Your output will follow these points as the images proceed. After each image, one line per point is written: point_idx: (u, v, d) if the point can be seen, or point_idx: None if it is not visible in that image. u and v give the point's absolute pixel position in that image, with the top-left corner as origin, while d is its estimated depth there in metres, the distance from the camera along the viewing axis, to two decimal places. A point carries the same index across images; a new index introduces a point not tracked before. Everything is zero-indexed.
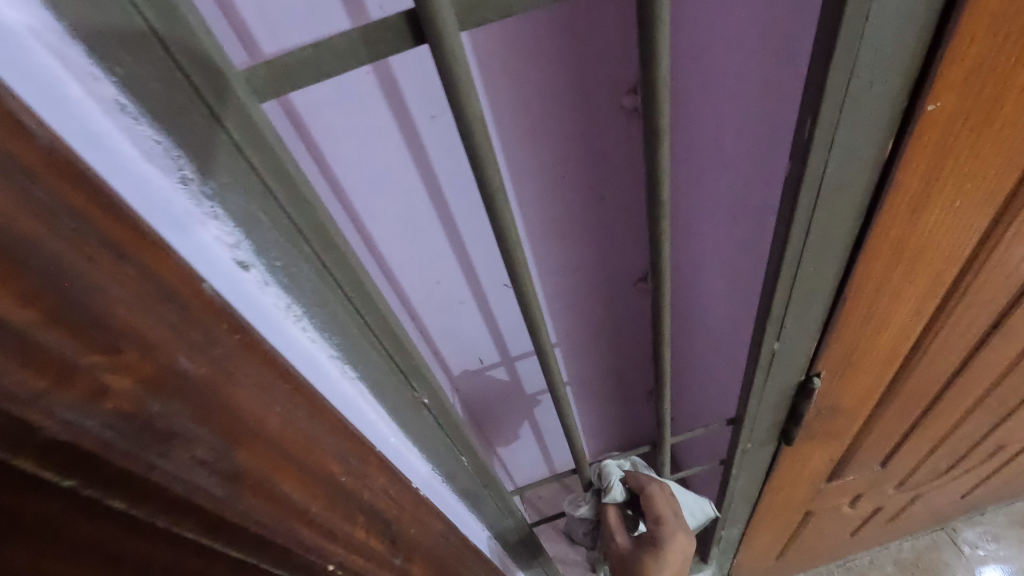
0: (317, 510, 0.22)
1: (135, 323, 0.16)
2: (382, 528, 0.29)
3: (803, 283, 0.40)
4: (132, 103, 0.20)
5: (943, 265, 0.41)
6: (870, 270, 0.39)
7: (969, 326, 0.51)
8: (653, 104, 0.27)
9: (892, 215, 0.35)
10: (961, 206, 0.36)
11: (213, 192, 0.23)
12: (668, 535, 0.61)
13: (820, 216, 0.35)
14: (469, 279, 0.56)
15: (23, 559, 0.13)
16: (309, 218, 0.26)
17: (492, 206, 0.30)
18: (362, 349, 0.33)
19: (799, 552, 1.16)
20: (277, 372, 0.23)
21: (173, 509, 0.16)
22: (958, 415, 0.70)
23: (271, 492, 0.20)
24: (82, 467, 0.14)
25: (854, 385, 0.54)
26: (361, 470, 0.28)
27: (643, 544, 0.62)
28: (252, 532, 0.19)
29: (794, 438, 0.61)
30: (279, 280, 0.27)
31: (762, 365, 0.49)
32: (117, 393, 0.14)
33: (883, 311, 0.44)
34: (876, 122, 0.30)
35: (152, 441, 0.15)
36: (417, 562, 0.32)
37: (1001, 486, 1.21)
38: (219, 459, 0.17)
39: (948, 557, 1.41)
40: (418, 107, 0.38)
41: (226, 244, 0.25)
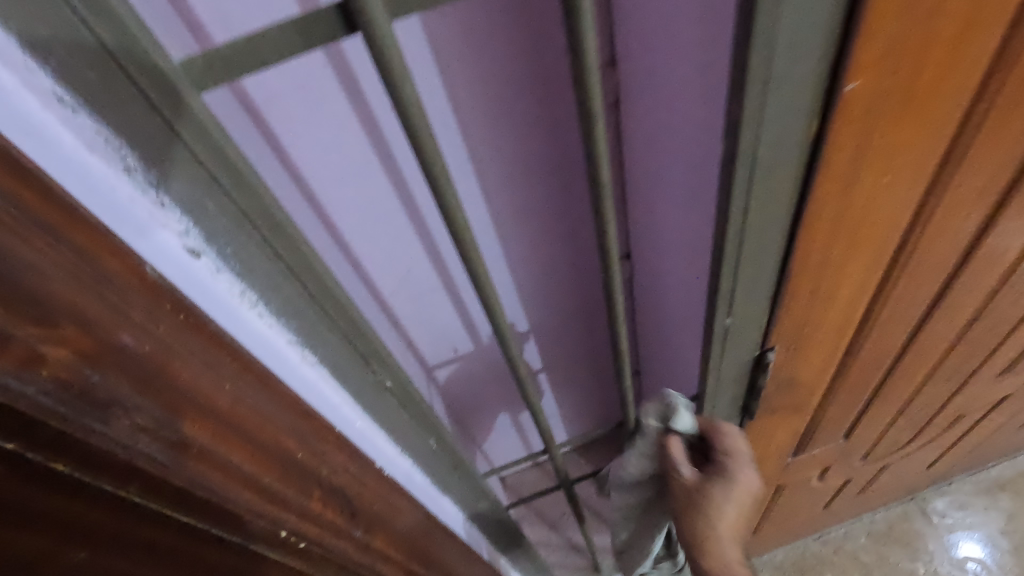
0: (269, 481, 0.24)
1: (71, 298, 0.16)
2: (340, 502, 0.30)
3: (748, 260, 0.42)
4: (69, 94, 0.21)
5: (883, 237, 0.44)
6: (811, 245, 0.41)
7: (914, 296, 0.53)
8: (587, 88, 0.28)
9: (826, 190, 0.37)
10: (891, 180, 0.38)
11: (158, 180, 0.24)
12: (739, 467, 0.60)
13: (757, 193, 0.36)
14: (437, 269, 0.57)
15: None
16: (257, 206, 0.27)
17: (440, 191, 0.31)
18: (320, 334, 0.34)
19: (775, 526, 1.19)
20: (226, 351, 0.24)
21: (115, 474, 0.18)
22: (913, 385, 0.73)
23: (219, 461, 0.21)
24: (20, 431, 0.16)
25: (808, 358, 0.56)
26: (319, 447, 0.29)
27: (713, 474, 0.61)
28: (196, 496, 0.20)
29: (755, 412, 0.63)
30: (232, 267, 0.28)
31: (717, 341, 0.50)
32: (54, 362, 0.15)
33: (828, 284, 0.46)
34: (801, 102, 0.32)
35: (90, 408, 0.16)
36: (379, 536, 0.33)
37: (965, 456, 1.26)
38: (162, 427, 0.19)
39: (918, 527, 1.46)
40: (372, 98, 0.39)
41: (175, 231, 0.26)
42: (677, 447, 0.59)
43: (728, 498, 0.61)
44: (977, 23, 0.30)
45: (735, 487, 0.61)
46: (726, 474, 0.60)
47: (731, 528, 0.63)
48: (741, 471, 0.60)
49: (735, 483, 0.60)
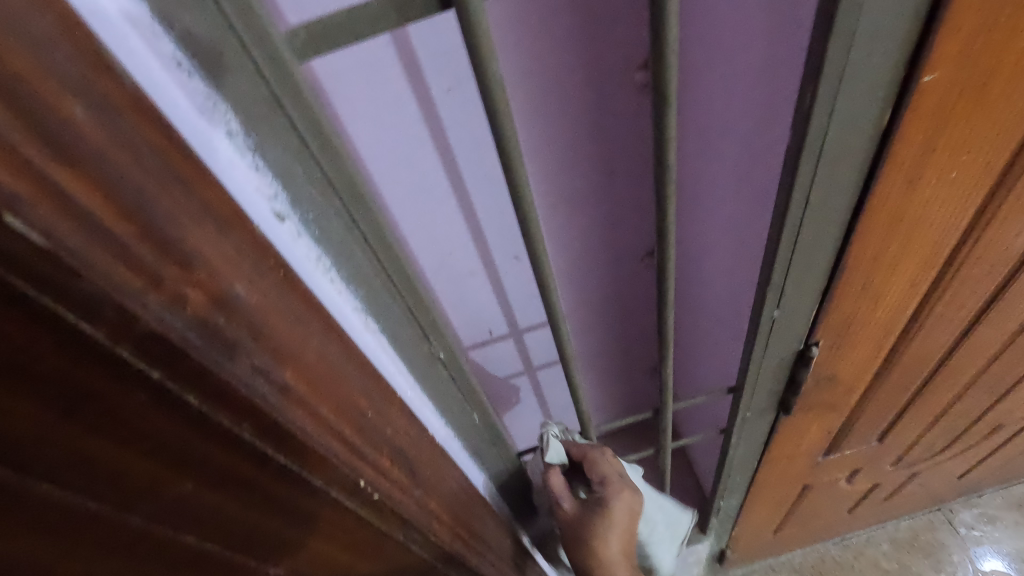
0: (349, 434, 0.25)
1: (202, 249, 0.18)
2: (403, 463, 0.31)
3: (802, 251, 0.42)
4: (186, 59, 0.22)
5: (941, 235, 0.43)
6: (868, 239, 0.41)
7: (965, 299, 0.53)
8: (663, 71, 0.28)
9: (889, 184, 0.37)
10: (957, 177, 0.38)
11: (255, 144, 0.25)
12: (615, 493, 0.62)
13: (820, 183, 0.36)
14: (482, 251, 0.58)
15: (117, 445, 0.17)
16: (342, 175, 0.28)
17: (510, 170, 0.31)
18: (384, 303, 0.36)
19: (796, 527, 1.19)
20: (312, 309, 0.25)
21: (237, 412, 0.19)
22: (954, 391, 0.72)
23: (312, 410, 0.22)
24: (166, 361, 0.16)
25: (851, 356, 0.56)
26: (384, 408, 0.31)
27: (591, 505, 0.62)
28: (295, 439, 0.21)
29: (792, 407, 0.63)
30: (311, 232, 0.29)
31: (762, 333, 0.50)
32: (193, 302, 0.17)
33: (880, 282, 0.46)
34: (875, 92, 0.32)
35: (220, 345, 0.18)
36: (434, 499, 0.35)
37: (999, 468, 1.23)
38: (269, 371, 0.20)
39: (943, 537, 1.44)
40: (437, 79, 0.40)
41: (266, 195, 0.27)
42: (555, 481, 0.61)
43: (609, 525, 0.62)
44: None
45: (612, 518, 0.62)
46: (603, 501, 0.62)
47: (620, 554, 0.65)
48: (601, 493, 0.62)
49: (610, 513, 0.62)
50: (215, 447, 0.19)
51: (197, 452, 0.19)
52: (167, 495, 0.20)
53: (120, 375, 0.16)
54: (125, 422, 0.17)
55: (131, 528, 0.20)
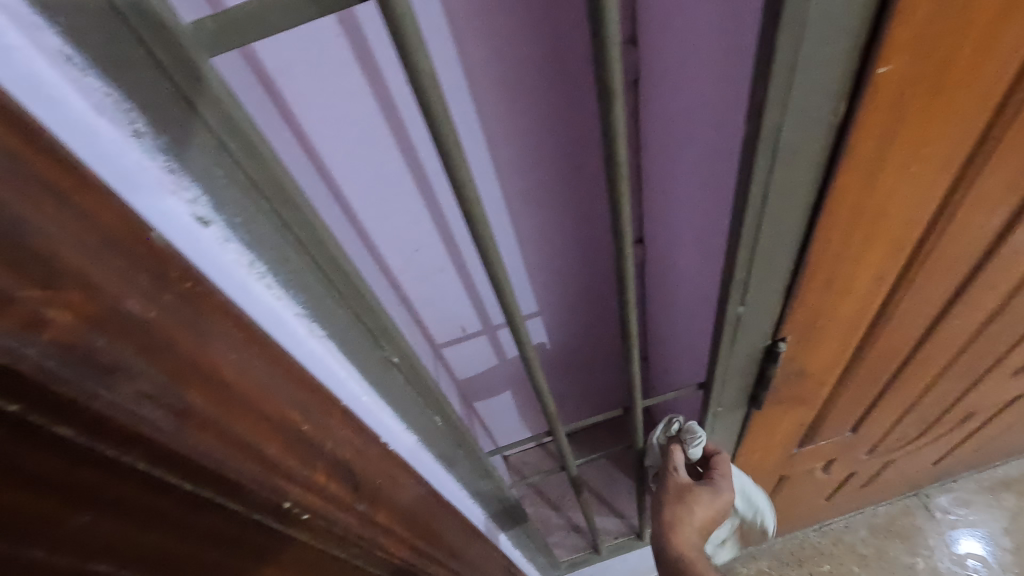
0: (273, 453, 0.24)
1: (78, 264, 0.16)
2: (344, 475, 0.30)
3: (764, 247, 0.41)
4: (77, 54, 0.20)
5: (904, 228, 0.42)
6: (830, 235, 0.40)
7: (932, 291, 0.52)
8: (606, 63, 0.27)
9: (848, 179, 0.36)
10: (917, 171, 0.37)
11: (167, 146, 0.24)
12: (727, 484, 0.68)
13: (778, 178, 0.35)
14: (447, 247, 0.56)
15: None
16: (267, 176, 0.27)
17: (452, 167, 0.30)
18: (329, 308, 0.34)
19: (775, 516, 1.20)
20: (232, 321, 0.24)
21: (120, 440, 0.17)
22: (925, 381, 0.73)
23: (225, 432, 0.21)
24: (22, 394, 0.15)
25: (820, 350, 0.56)
26: (324, 421, 0.29)
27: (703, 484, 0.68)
28: (198, 465, 0.20)
29: (762, 402, 0.62)
30: (239, 236, 0.28)
31: (728, 330, 0.50)
32: (56, 325, 0.15)
33: (845, 276, 0.45)
34: (830, 84, 0.30)
35: (93, 370, 0.16)
36: (382, 511, 0.33)
37: (973, 454, 1.25)
38: (166, 394, 0.18)
39: (920, 522, 1.46)
40: (385, 69, 0.38)
41: (183, 198, 0.25)
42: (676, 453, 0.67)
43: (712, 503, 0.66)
44: (1017, 8, 0.28)
45: (715, 498, 0.67)
46: (716, 487, 0.67)
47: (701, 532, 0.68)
48: (726, 486, 0.67)
49: (719, 496, 0.67)
50: (96, 475, 0.18)
51: (81, 484, 0.18)
52: (61, 537, 0.18)
53: None
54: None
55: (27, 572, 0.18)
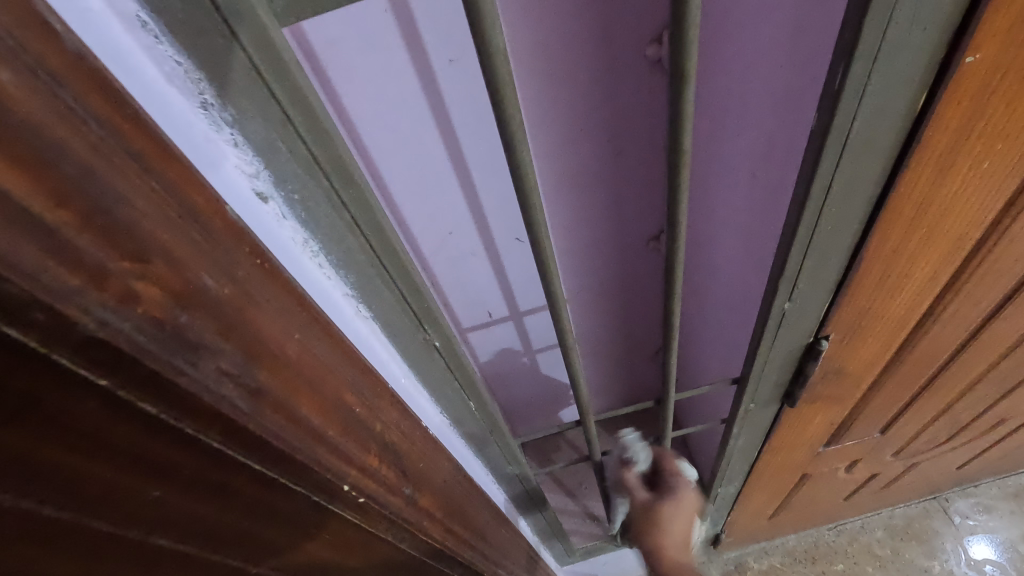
0: (334, 435, 0.23)
1: (161, 235, 0.16)
2: (393, 458, 0.30)
3: (820, 242, 0.40)
4: (152, 20, 0.20)
5: (965, 228, 0.41)
6: (889, 231, 0.39)
7: (984, 294, 0.51)
8: (683, 46, 0.26)
9: (918, 173, 0.34)
10: (990, 168, 0.35)
11: (233, 119, 0.23)
12: (683, 480, 0.74)
13: (845, 171, 0.34)
14: (482, 231, 0.56)
15: (60, 454, 0.16)
16: (329, 153, 0.26)
17: (512, 147, 0.29)
18: (377, 290, 0.34)
19: (792, 513, 1.19)
20: (294, 298, 0.23)
21: (200, 418, 0.17)
22: (963, 384, 0.71)
23: (292, 413, 0.21)
24: (116, 367, 0.14)
25: (861, 349, 0.54)
26: (375, 402, 0.29)
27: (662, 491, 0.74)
28: (270, 445, 0.19)
29: (797, 399, 0.61)
30: (297, 214, 0.27)
31: (772, 325, 0.48)
32: (148, 299, 0.15)
33: (899, 274, 0.44)
34: (910, 73, 0.29)
35: (181, 348, 0.16)
36: (426, 495, 0.33)
37: (999, 459, 1.23)
38: (244, 373, 0.18)
39: (937, 526, 1.44)
40: (436, 47, 0.37)
41: (246, 173, 0.25)
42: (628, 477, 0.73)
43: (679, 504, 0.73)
44: None
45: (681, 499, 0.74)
46: (675, 489, 0.73)
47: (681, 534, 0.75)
48: (683, 483, 0.74)
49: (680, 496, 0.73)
50: (172, 451, 0.18)
51: (158, 457, 0.18)
52: (132, 500, 0.19)
53: (61, 382, 0.14)
54: (70, 431, 0.15)
55: (93, 530, 0.19)
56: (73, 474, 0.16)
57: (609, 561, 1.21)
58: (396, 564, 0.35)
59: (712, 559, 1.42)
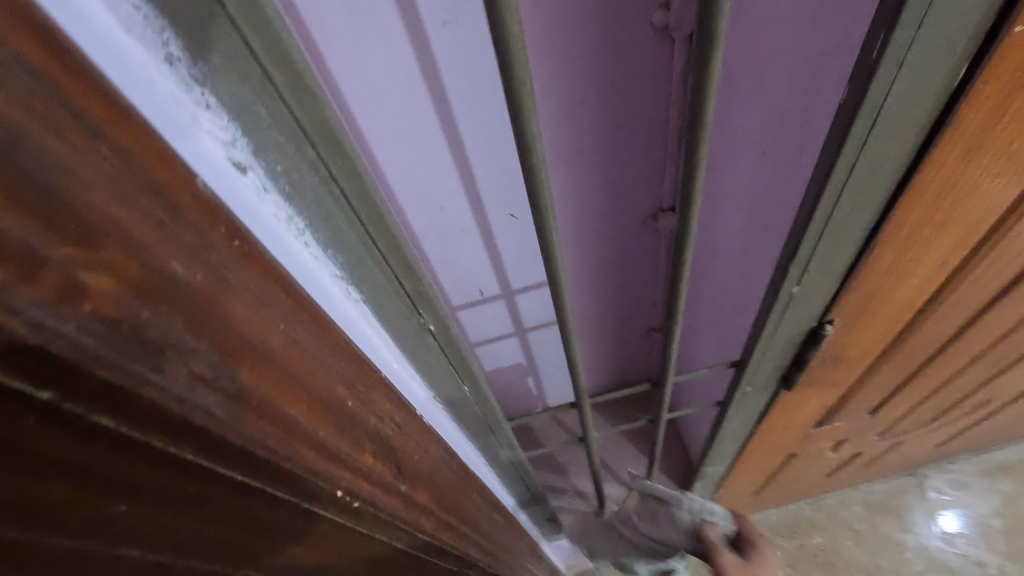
0: (325, 437, 0.21)
1: (119, 216, 0.13)
2: (389, 455, 0.28)
3: (836, 226, 0.38)
4: None
5: (982, 213, 0.39)
6: (906, 214, 0.37)
7: (990, 279, 0.50)
8: (710, 11, 0.23)
9: (945, 153, 0.32)
10: (1018, 151, 0.34)
11: (206, 77, 0.20)
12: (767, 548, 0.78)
13: (869, 150, 0.32)
14: (474, 207, 0.53)
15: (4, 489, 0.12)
16: (314, 118, 0.23)
17: (519, 119, 0.27)
18: (368, 269, 0.31)
19: (776, 490, 1.20)
20: (277, 285, 0.21)
21: (167, 430, 0.14)
22: (955, 368, 0.71)
23: (276, 415, 0.19)
24: (56, 381, 0.12)
25: (862, 335, 0.53)
26: (368, 395, 0.27)
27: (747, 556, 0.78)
28: (251, 454, 0.17)
29: (795, 382, 0.60)
30: (280, 187, 0.25)
31: (777, 309, 0.47)
32: (98, 294, 0.12)
33: (910, 259, 0.43)
34: (948, 46, 0.27)
35: (141, 352, 0.13)
36: (421, 491, 0.31)
37: (978, 437, 1.25)
38: (219, 375, 0.16)
39: (913, 501, 1.48)
40: (428, 8, 0.34)
41: (221, 141, 0.21)
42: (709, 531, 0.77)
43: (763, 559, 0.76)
44: None
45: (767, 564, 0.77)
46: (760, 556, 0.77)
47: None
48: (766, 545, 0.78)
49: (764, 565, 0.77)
50: (135, 467, 0.15)
51: (125, 475, 0.15)
52: (101, 541, 0.15)
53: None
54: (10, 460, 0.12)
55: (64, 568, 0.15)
56: (28, 518, 0.13)
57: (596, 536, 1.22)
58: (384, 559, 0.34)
59: None
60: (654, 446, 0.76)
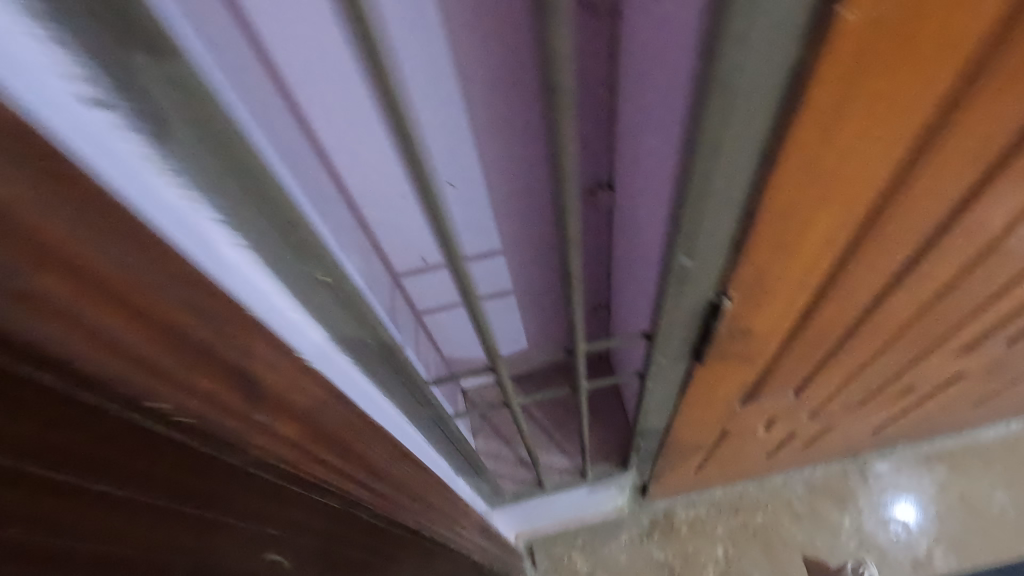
0: (153, 355, 0.23)
1: None
2: (244, 385, 0.30)
3: (712, 198, 0.40)
4: None
5: (857, 192, 0.42)
6: (780, 189, 0.39)
7: (883, 259, 0.52)
8: None
9: (805, 131, 0.34)
10: (877, 130, 0.36)
11: (48, 15, 0.22)
12: None
13: (731, 123, 0.34)
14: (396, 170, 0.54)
15: None
16: (171, 61, 0.25)
17: (377, 76, 0.28)
18: (246, 214, 0.33)
19: (717, 467, 1.25)
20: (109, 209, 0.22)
21: None
22: (869, 350, 0.74)
23: (85, 325, 0.20)
24: None
25: (764, 310, 0.56)
26: (225, 328, 0.29)
27: None
28: (48, 355, 0.19)
29: (704, 356, 0.62)
30: (143, 130, 0.26)
31: (672, 278, 0.49)
32: None
33: (794, 235, 0.45)
34: (788, 27, 0.28)
35: None
36: (289, 425, 0.33)
37: (913, 424, 1.30)
38: (7, 278, 0.18)
39: (853, 485, 1.53)
40: None
41: (71, 84, 0.23)
42: None
43: None
44: None
45: None
46: None
47: None
48: None
49: None
50: None
51: None
52: None
53: None
54: None
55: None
56: None
57: (541, 505, 1.27)
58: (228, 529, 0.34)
59: (642, 507, 1.50)
60: (580, 416, 0.79)
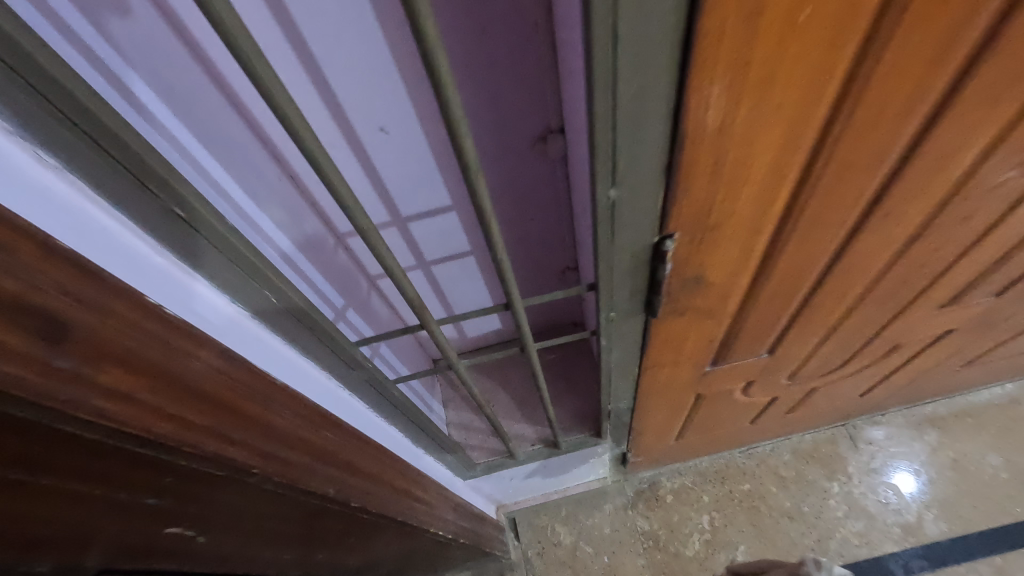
0: None
1: None
2: (36, 327, 0.25)
3: (627, 115, 0.35)
4: None
5: (801, 104, 0.36)
6: (705, 98, 0.34)
7: (846, 192, 0.47)
8: None
9: (720, 17, 0.29)
10: (812, 19, 0.30)
11: None
12: None
13: (627, 14, 0.28)
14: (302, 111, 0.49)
15: None
16: None
17: None
18: (62, 139, 0.31)
19: (698, 435, 1.21)
20: None
21: None
22: (843, 304, 0.69)
23: None
24: None
25: (717, 254, 0.51)
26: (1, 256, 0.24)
27: None
28: None
29: (657, 309, 0.58)
30: None
31: (604, 217, 0.44)
32: None
33: (734, 160, 0.39)
34: None
35: None
36: (121, 376, 0.29)
37: (902, 387, 1.25)
38: None
39: (843, 450, 1.50)
40: None
41: None
42: None
43: None
44: None
45: None
46: None
47: None
48: None
49: None
50: None
51: None
52: None
53: None
54: None
55: None
56: None
57: (519, 477, 1.24)
58: (67, 488, 0.30)
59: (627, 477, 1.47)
60: (538, 379, 0.75)
